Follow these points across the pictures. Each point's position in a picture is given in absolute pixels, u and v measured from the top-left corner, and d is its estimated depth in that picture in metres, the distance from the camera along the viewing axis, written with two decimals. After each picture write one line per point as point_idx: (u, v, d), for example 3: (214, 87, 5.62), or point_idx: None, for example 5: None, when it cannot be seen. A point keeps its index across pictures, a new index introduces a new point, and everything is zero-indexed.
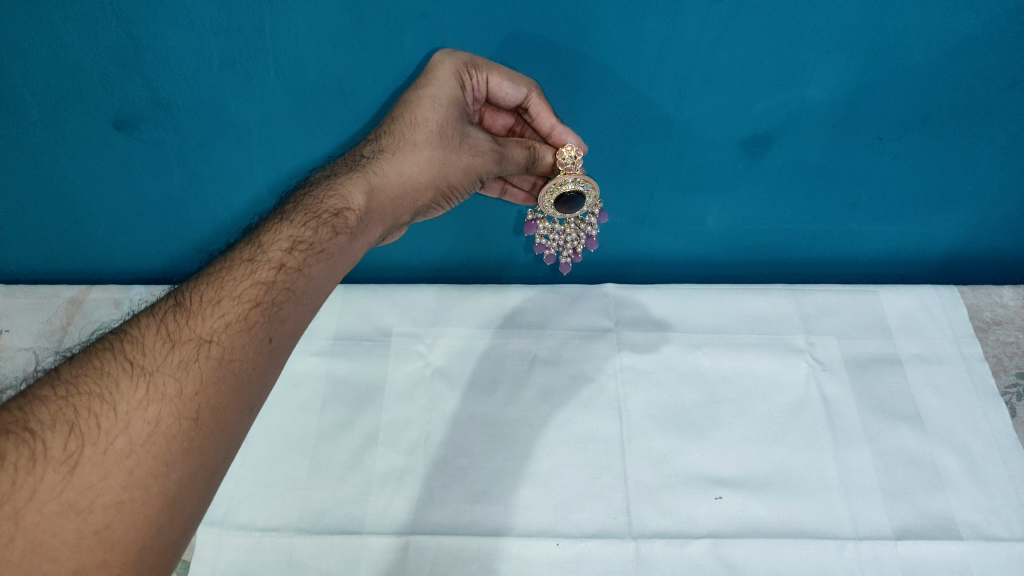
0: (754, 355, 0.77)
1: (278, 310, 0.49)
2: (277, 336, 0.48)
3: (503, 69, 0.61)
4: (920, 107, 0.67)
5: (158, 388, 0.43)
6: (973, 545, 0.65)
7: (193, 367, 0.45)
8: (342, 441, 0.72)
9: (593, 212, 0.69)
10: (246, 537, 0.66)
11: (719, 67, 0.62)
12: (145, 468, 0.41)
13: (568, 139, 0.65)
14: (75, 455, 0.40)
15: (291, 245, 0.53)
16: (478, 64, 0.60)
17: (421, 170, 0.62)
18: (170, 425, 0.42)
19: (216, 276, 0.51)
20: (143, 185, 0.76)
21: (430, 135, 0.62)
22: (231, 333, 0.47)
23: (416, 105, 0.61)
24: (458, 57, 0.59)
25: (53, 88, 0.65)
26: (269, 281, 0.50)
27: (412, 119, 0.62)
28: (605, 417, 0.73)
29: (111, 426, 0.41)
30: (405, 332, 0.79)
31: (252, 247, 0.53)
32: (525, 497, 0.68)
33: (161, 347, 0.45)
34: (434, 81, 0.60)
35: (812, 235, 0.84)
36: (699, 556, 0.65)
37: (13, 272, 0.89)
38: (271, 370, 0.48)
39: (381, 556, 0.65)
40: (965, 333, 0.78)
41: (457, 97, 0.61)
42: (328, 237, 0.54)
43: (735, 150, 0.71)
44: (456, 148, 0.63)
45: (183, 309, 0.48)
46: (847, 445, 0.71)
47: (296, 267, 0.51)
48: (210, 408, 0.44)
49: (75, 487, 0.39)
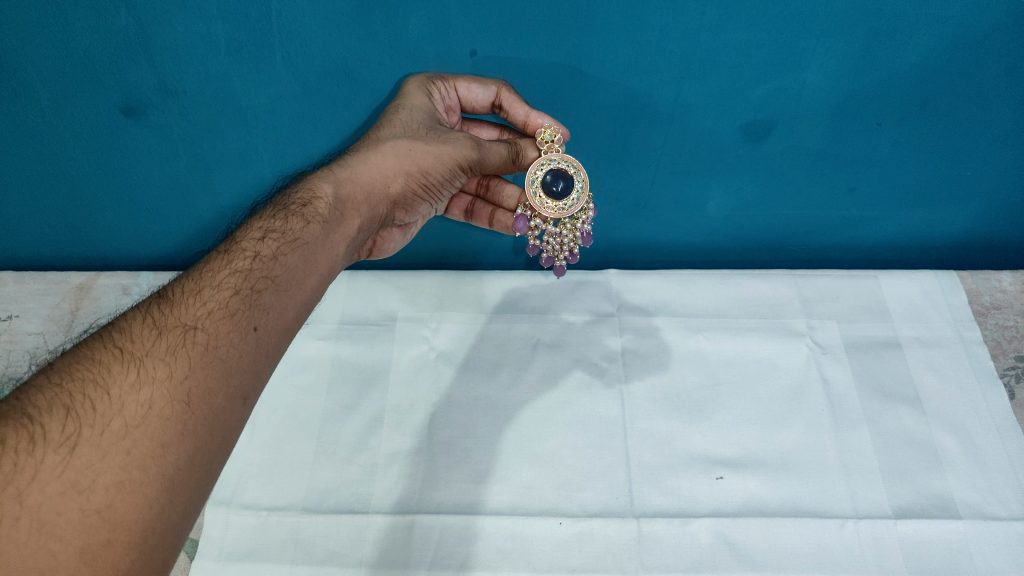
0: (755, 339, 0.78)
1: (257, 297, 0.49)
2: (260, 325, 0.49)
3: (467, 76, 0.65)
4: (920, 92, 0.67)
5: (149, 372, 0.43)
6: (971, 523, 0.66)
7: (181, 352, 0.45)
8: (348, 422, 0.73)
9: (588, 206, 0.67)
10: (253, 516, 0.67)
11: (720, 54, 0.62)
12: (143, 449, 0.41)
13: (544, 122, 0.66)
14: (74, 436, 0.40)
15: (265, 235, 0.54)
16: (444, 77, 0.65)
17: (390, 156, 0.61)
18: (163, 408, 0.42)
19: (194, 271, 0.51)
20: (149, 173, 0.76)
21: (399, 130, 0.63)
22: (215, 319, 0.47)
23: (389, 112, 0.64)
24: (422, 73, 0.64)
25: (63, 73, 0.65)
26: (246, 269, 0.51)
27: (384, 122, 0.64)
28: (609, 400, 0.74)
29: (106, 408, 0.41)
30: (408, 317, 0.80)
31: (227, 242, 0.54)
32: (531, 477, 0.69)
33: (149, 334, 0.45)
34: (403, 93, 0.64)
35: (811, 222, 0.84)
36: (700, 535, 0.66)
37: (19, 260, 0.89)
38: (258, 359, 0.48)
39: (388, 535, 0.66)
40: (965, 317, 0.79)
41: (426, 103, 0.64)
42: (301, 225, 0.55)
43: (736, 135, 0.72)
44: (428, 137, 0.63)
45: (166, 301, 0.48)
46: (846, 426, 0.72)
47: (271, 255, 0.52)
48: (201, 392, 0.44)
49: (75, 467, 0.39)
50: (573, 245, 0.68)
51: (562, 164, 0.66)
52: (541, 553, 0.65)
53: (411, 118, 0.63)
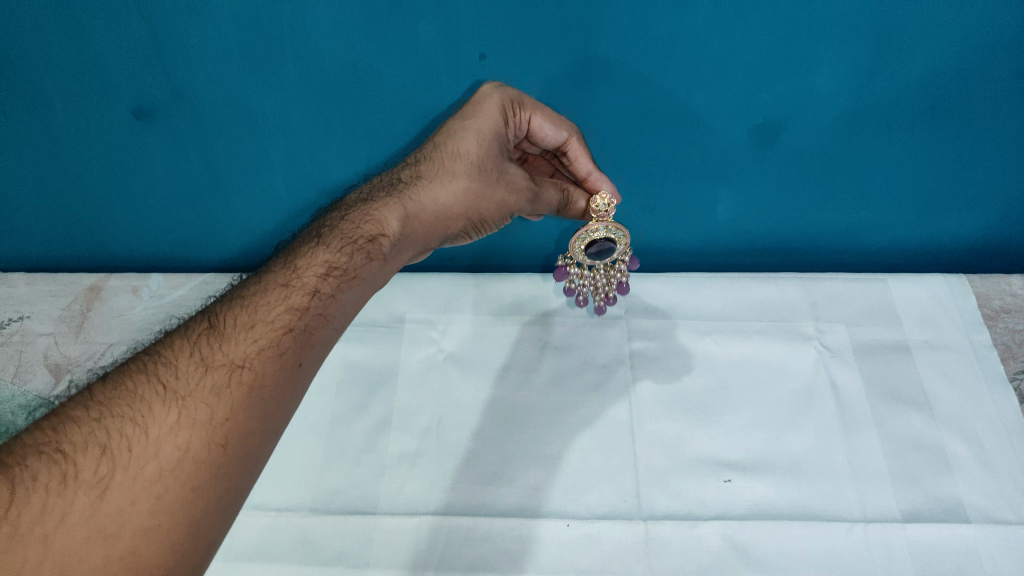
0: (763, 341, 0.78)
1: (309, 336, 0.51)
2: (305, 362, 0.51)
3: (546, 110, 0.64)
4: (931, 95, 0.67)
5: (190, 413, 0.45)
6: (981, 528, 0.66)
7: (225, 393, 0.46)
8: (356, 424, 0.73)
9: (623, 257, 0.71)
10: (261, 516, 0.67)
11: (729, 57, 0.63)
12: (174, 494, 0.42)
13: (602, 186, 0.68)
14: (106, 479, 0.42)
15: (325, 270, 0.55)
16: (524, 103, 0.63)
17: (460, 200, 0.63)
18: (199, 451, 0.44)
19: (251, 301, 0.52)
20: (162, 175, 0.77)
21: (472, 167, 0.63)
22: (263, 358, 0.48)
23: (460, 136, 0.63)
24: (506, 93, 0.62)
25: (77, 76, 0.66)
26: (302, 307, 0.52)
27: (454, 150, 0.63)
28: (616, 402, 0.74)
29: (143, 450, 0.43)
30: (417, 319, 0.80)
31: (286, 271, 0.55)
32: (538, 479, 0.69)
33: (194, 371, 0.47)
34: (480, 115, 0.62)
35: (821, 225, 0.84)
36: (708, 538, 0.65)
37: (32, 261, 0.90)
38: (295, 398, 0.49)
39: (395, 537, 0.66)
40: (975, 321, 0.79)
41: (500, 132, 0.63)
42: (362, 263, 0.56)
43: (745, 139, 0.72)
44: (496, 179, 0.64)
45: (217, 333, 0.49)
46: (856, 430, 0.72)
47: (330, 293, 0.54)
48: (239, 433, 0.45)
49: (104, 511, 0.40)
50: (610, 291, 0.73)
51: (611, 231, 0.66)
52: (549, 555, 0.65)
53: (486, 153, 0.64)
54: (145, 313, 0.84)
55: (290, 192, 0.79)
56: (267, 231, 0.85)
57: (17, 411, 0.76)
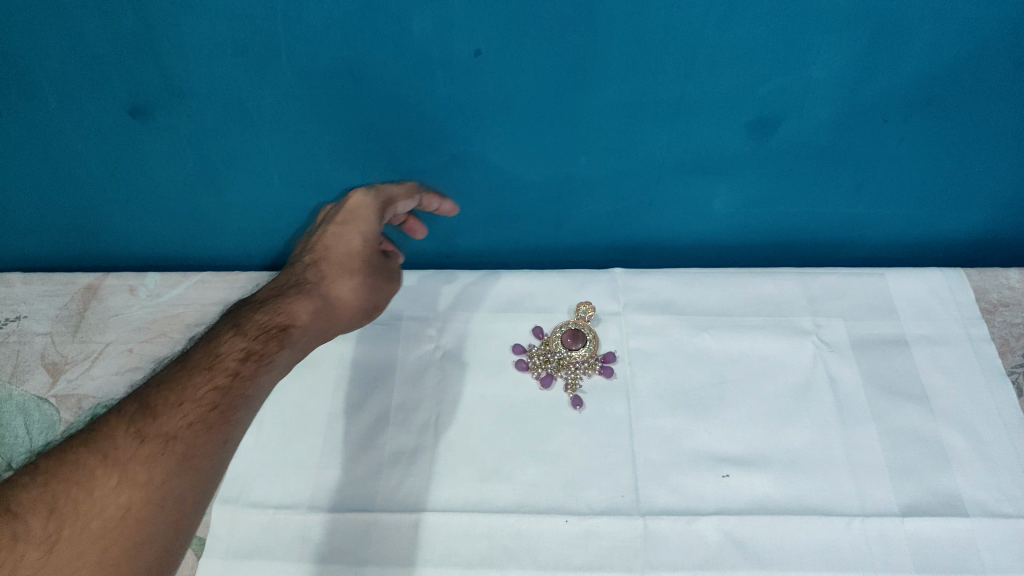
0: (761, 336, 0.78)
1: (230, 414, 0.62)
2: (228, 438, 0.62)
3: (375, 214, 0.73)
4: (928, 88, 0.67)
5: (130, 478, 0.57)
6: (978, 522, 0.66)
7: (160, 460, 0.58)
8: (354, 421, 0.73)
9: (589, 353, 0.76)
10: (260, 514, 0.67)
11: (725, 50, 0.63)
12: (117, 550, 0.55)
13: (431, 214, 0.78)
14: (53, 535, 0.55)
15: (246, 353, 0.65)
16: (392, 203, 0.73)
17: (355, 292, 0.74)
18: (138, 510, 0.57)
19: (177, 382, 0.63)
20: (157, 174, 0.77)
21: (355, 263, 0.74)
22: (192, 432, 0.60)
23: (342, 234, 0.73)
24: (371, 200, 0.72)
25: (70, 75, 0.66)
26: (226, 386, 0.63)
27: (337, 248, 0.73)
28: (614, 397, 0.74)
29: (88, 509, 0.56)
30: (414, 316, 0.80)
31: (207, 355, 0.65)
32: (536, 475, 0.69)
33: (132, 443, 0.59)
34: (356, 218, 0.72)
35: (819, 218, 0.84)
36: (706, 533, 0.65)
37: (28, 261, 0.90)
38: (212, 471, 0.60)
39: (394, 534, 0.66)
40: (972, 315, 0.79)
41: (375, 230, 0.72)
42: (275, 349, 0.67)
43: (741, 132, 0.72)
44: (372, 272, 0.75)
45: (150, 412, 0.61)
46: (854, 424, 0.72)
47: (248, 376, 0.64)
48: (172, 498, 0.58)
49: (53, 563, 0.54)
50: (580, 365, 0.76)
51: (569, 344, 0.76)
52: (548, 551, 0.65)
53: (359, 248, 0.73)
54: (142, 312, 0.83)
55: (286, 190, 0.79)
56: (264, 229, 0.85)
57: (14, 411, 0.75)
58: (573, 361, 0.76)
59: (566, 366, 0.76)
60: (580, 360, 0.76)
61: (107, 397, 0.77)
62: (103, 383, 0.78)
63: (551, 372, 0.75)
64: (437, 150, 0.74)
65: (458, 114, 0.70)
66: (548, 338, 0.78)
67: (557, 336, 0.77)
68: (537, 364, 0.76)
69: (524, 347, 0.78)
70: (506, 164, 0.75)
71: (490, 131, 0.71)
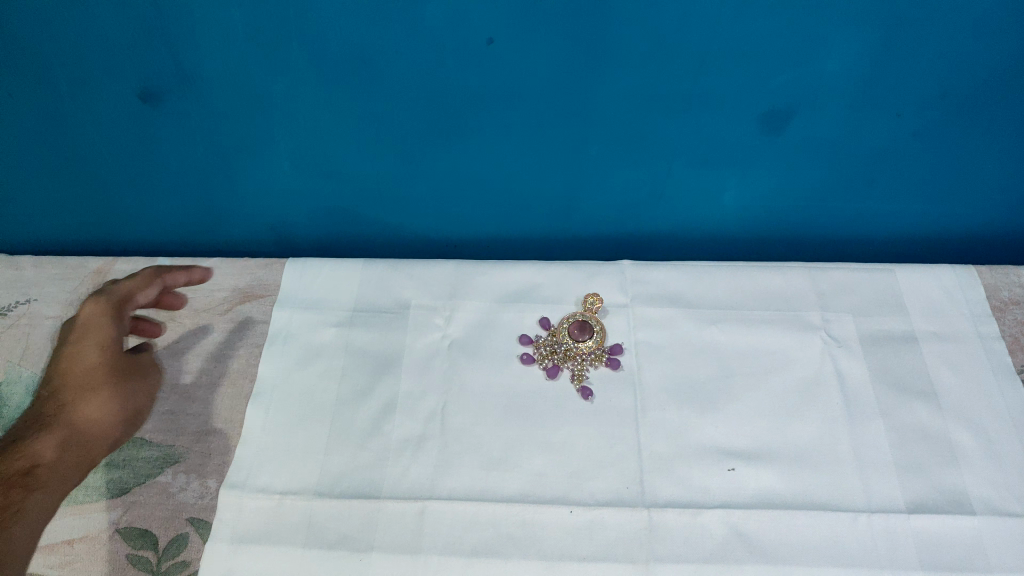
0: (769, 330, 0.78)
1: None
2: None
3: (124, 287, 0.72)
4: (940, 82, 0.68)
5: None
6: (985, 519, 0.65)
7: None
8: (361, 408, 0.73)
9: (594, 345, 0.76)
10: (265, 500, 0.67)
11: (739, 39, 0.64)
12: None
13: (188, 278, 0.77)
14: None
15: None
16: (116, 300, 0.71)
17: (103, 410, 0.66)
18: None
19: None
20: (167, 159, 0.77)
21: (95, 371, 0.67)
22: None
23: (70, 352, 0.67)
24: (98, 303, 0.69)
25: (82, 58, 0.67)
26: None
27: (69, 365, 0.67)
28: (621, 389, 0.74)
29: None
30: (422, 305, 0.81)
31: None
32: (541, 465, 0.69)
33: None
34: (88, 329, 0.68)
35: (830, 213, 0.83)
36: (711, 526, 0.65)
37: (38, 245, 0.91)
38: None
39: (399, 521, 0.66)
40: (982, 312, 0.79)
41: (110, 337, 0.68)
42: (20, 496, 0.58)
43: (754, 123, 0.72)
44: (123, 380, 0.69)
45: None
46: (861, 420, 0.72)
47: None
48: None
49: None
50: (585, 358, 0.75)
51: (573, 338, 0.76)
52: (552, 541, 0.64)
53: (93, 360, 0.67)
54: None
55: (295, 178, 0.79)
56: (272, 217, 0.85)
57: (23, 392, 0.75)
58: (580, 353, 0.76)
59: (572, 357, 0.76)
60: (586, 352, 0.76)
61: None
62: None
63: (556, 362, 0.76)
64: (447, 140, 0.74)
65: (469, 104, 0.70)
66: (556, 330, 0.78)
67: (564, 328, 0.77)
68: (543, 355, 0.76)
69: (532, 338, 0.78)
70: (516, 156, 0.75)
71: (501, 121, 0.72)
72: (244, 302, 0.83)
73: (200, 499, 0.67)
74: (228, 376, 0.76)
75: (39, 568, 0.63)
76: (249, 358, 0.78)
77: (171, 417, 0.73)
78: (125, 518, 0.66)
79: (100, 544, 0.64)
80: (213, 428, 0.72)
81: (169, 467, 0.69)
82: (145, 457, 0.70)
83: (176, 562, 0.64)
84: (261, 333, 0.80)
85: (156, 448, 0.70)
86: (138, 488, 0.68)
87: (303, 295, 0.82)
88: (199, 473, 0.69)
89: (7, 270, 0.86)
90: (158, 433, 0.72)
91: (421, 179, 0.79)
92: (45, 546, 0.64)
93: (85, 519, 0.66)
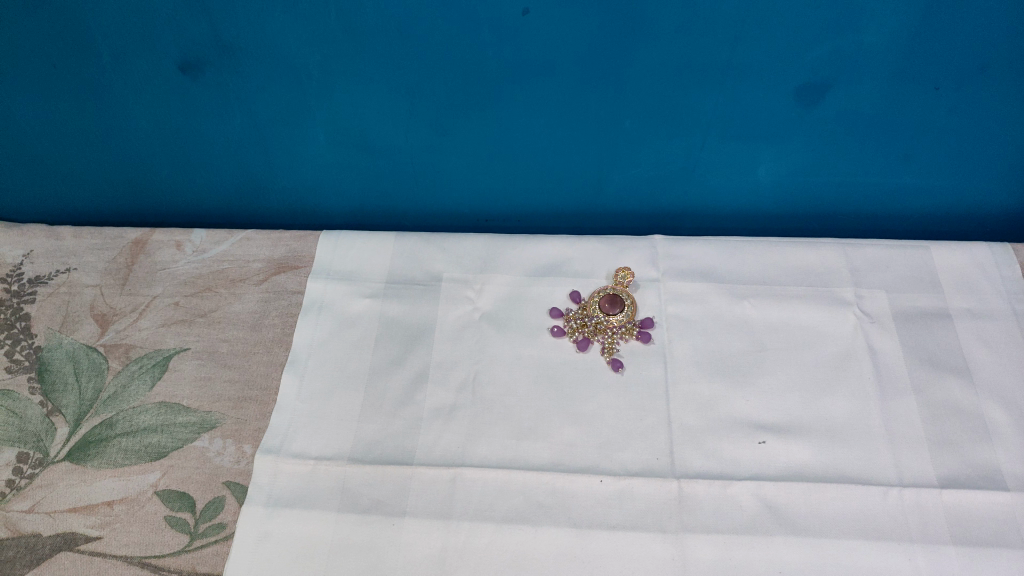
0: (802, 306, 0.78)
1: None
2: None
3: None
4: (980, 55, 0.67)
5: None
6: (1020, 496, 0.65)
7: None
8: (394, 377, 0.74)
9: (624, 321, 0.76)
10: (301, 465, 0.68)
11: (777, 9, 0.63)
12: None
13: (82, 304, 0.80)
14: None
15: None
16: None
17: None
18: None
19: None
20: (204, 131, 0.78)
21: None
22: None
23: None
24: None
25: (123, 29, 0.68)
26: None
27: None
28: (652, 361, 0.75)
29: None
30: (454, 278, 0.82)
31: None
32: (571, 435, 0.70)
33: None
34: None
35: (864, 189, 0.82)
36: (742, 497, 0.65)
37: (77, 214, 0.93)
38: None
39: (430, 486, 0.66)
40: (1018, 290, 0.78)
41: None
42: None
43: (789, 97, 0.71)
44: None
45: None
46: (893, 394, 0.72)
47: None
48: None
49: None
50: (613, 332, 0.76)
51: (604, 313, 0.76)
52: (581, 509, 0.65)
53: None
54: (188, 267, 0.85)
55: (328, 150, 0.80)
56: (305, 189, 0.86)
57: (64, 357, 0.77)
58: (610, 326, 0.76)
59: (602, 331, 0.76)
60: (617, 325, 0.76)
61: (154, 347, 0.78)
62: (149, 334, 0.79)
63: (586, 336, 0.76)
64: (480, 113, 0.74)
65: (504, 76, 0.70)
66: (587, 304, 0.79)
67: (594, 302, 0.78)
68: (573, 328, 0.77)
69: (562, 311, 0.79)
70: (548, 129, 0.76)
71: (534, 94, 0.72)
72: (279, 274, 0.84)
73: (236, 464, 0.68)
74: (264, 344, 0.78)
75: (80, 527, 0.65)
76: (284, 327, 0.79)
77: (208, 384, 0.74)
78: (163, 481, 0.67)
79: (139, 505, 0.66)
80: (249, 395, 0.74)
81: (205, 432, 0.71)
82: (182, 422, 0.71)
83: (212, 524, 0.65)
84: (296, 303, 0.81)
85: (193, 414, 0.72)
86: (177, 453, 0.69)
87: (337, 267, 0.84)
88: (234, 439, 0.70)
89: (48, 240, 0.88)
90: (195, 399, 0.73)
91: (452, 153, 0.79)
92: (86, 506, 0.66)
93: (124, 481, 0.67)
